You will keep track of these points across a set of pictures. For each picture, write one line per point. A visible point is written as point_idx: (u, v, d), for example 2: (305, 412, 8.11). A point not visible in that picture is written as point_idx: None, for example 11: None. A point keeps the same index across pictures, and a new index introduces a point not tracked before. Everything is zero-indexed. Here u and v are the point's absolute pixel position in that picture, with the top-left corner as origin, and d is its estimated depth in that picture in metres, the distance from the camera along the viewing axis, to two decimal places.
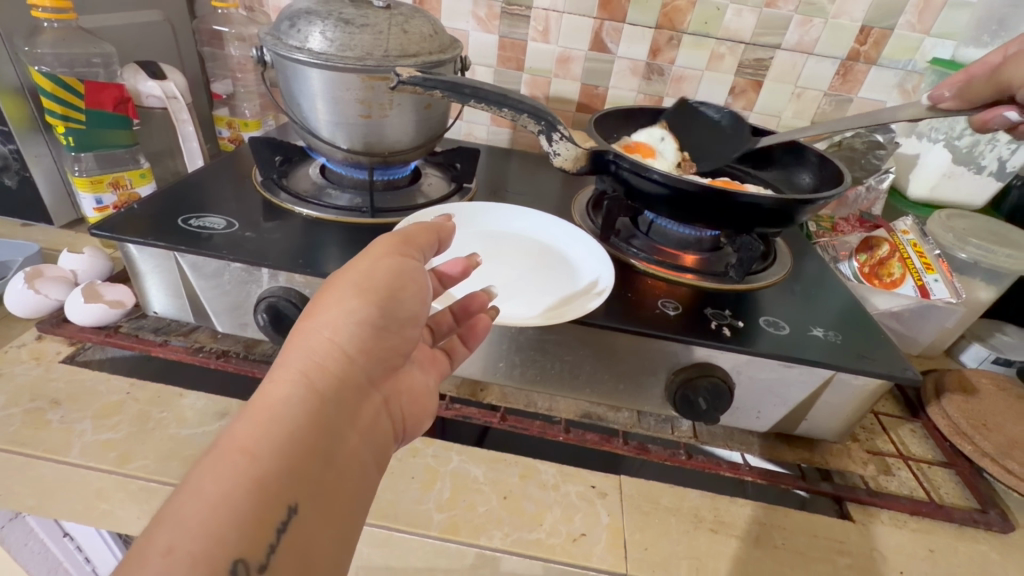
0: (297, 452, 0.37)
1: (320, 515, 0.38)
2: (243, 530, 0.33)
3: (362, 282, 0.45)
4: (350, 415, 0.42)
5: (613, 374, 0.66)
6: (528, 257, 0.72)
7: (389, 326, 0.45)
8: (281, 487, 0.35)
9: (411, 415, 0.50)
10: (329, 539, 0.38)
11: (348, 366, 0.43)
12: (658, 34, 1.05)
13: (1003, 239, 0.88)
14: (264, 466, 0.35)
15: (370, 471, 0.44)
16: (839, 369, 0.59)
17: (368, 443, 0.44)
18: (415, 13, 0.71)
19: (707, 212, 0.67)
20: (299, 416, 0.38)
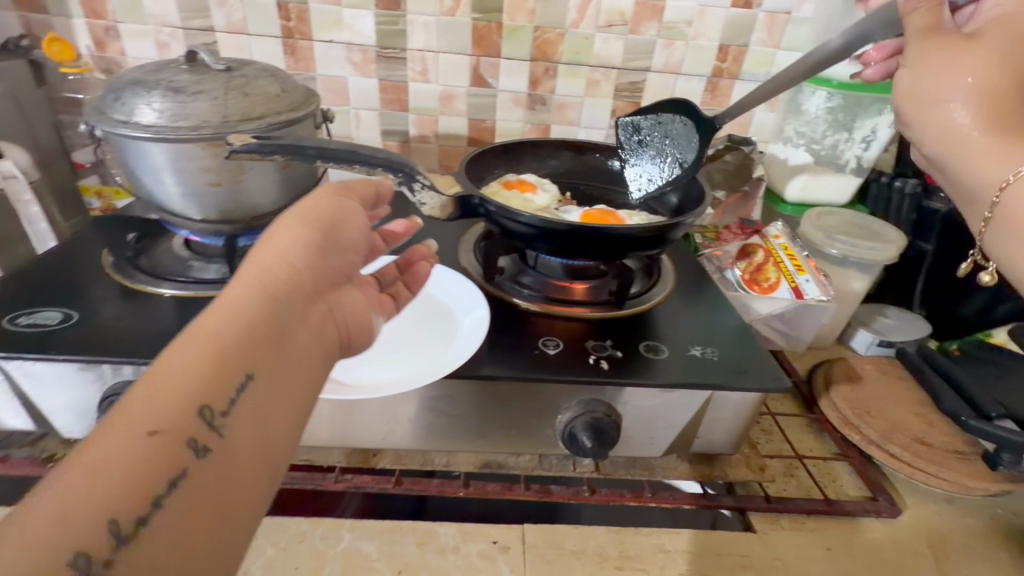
0: (253, 334, 0.42)
1: (277, 389, 0.43)
2: (208, 390, 0.38)
3: (306, 214, 0.50)
4: (302, 316, 0.46)
5: (503, 421, 0.64)
6: (410, 312, 0.70)
7: (333, 248, 0.50)
8: (238, 362, 0.40)
9: (359, 327, 0.53)
10: (289, 411, 0.43)
11: (300, 275, 0.47)
12: (534, 66, 1.07)
13: (867, 232, 0.95)
14: (225, 344, 0.40)
15: (324, 372, 0.48)
16: (715, 387, 0.60)
17: (319, 342, 0.48)
18: (261, 74, 0.68)
19: (580, 247, 0.67)
20: (256, 308, 0.43)
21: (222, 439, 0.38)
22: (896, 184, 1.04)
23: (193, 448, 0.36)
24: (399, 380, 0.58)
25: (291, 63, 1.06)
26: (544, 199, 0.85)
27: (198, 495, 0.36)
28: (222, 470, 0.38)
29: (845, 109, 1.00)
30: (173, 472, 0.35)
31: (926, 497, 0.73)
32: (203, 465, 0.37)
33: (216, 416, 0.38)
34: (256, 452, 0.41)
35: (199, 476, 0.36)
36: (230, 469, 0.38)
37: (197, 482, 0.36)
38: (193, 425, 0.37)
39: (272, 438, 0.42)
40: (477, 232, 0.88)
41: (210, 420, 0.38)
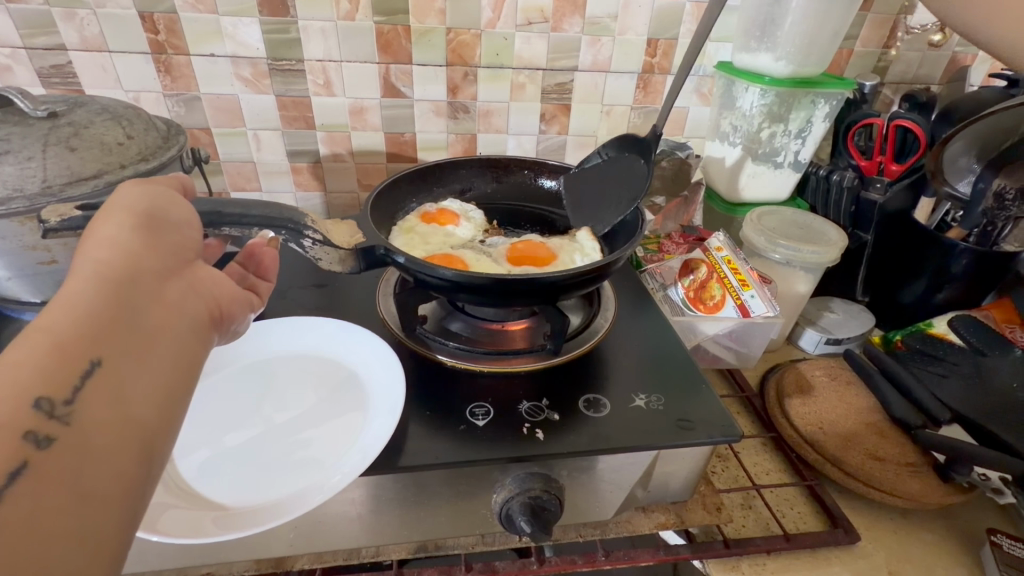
0: (95, 323, 0.34)
1: (140, 366, 0.35)
2: (44, 380, 0.31)
3: (124, 205, 0.41)
4: (154, 287, 0.38)
5: (432, 503, 0.56)
6: (320, 386, 0.61)
7: (165, 227, 0.41)
8: (78, 344, 0.33)
9: (229, 297, 0.44)
10: (162, 391, 0.35)
11: (137, 250, 0.38)
12: (451, 72, 0.97)
13: (807, 233, 0.92)
14: (62, 337, 0.33)
15: (196, 341, 0.40)
16: (660, 449, 0.56)
17: (187, 312, 0.40)
18: (96, 117, 0.57)
19: (506, 298, 0.61)
20: (89, 296, 0.35)
21: (70, 429, 0.30)
22: (834, 177, 1.00)
23: (29, 443, 0.29)
24: (300, 492, 0.49)
25: (168, 83, 0.91)
26: (467, 231, 0.78)
27: (53, 495, 0.28)
28: (80, 464, 0.30)
29: (780, 101, 0.96)
30: (10, 470, 0.28)
31: (882, 513, 0.71)
32: (51, 459, 0.29)
33: (58, 404, 0.31)
34: (131, 441, 0.33)
35: (49, 472, 0.29)
36: (94, 462, 0.31)
37: (49, 479, 0.29)
38: (26, 419, 0.29)
39: (148, 423, 0.34)
40: (397, 276, 0.79)
41: (50, 412, 0.30)
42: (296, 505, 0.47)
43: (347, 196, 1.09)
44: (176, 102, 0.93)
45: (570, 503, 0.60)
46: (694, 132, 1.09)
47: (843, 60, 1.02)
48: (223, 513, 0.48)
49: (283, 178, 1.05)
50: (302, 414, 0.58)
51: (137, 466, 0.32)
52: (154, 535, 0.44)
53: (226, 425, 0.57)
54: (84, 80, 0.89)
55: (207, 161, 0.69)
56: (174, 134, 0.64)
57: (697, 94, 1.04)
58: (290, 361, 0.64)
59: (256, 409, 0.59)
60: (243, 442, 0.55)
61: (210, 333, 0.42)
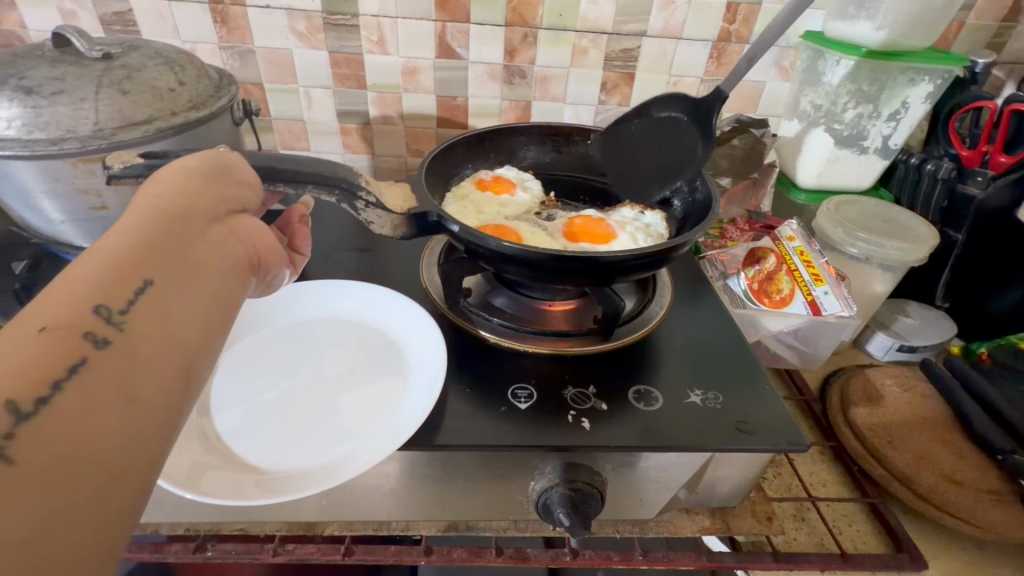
0: (148, 248, 0.35)
1: (185, 293, 0.35)
2: (101, 291, 0.32)
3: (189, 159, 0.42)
4: (203, 223, 0.39)
5: (466, 484, 0.54)
6: (357, 352, 0.60)
7: (222, 177, 0.42)
8: (133, 265, 0.33)
9: (271, 245, 0.44)
10: (204, 320, 0.36)
11: (195, 191, 0.39)
12: (510, 32, 0.91)
13: (891, 227, 0.83)
14: (120, 257, 0.34)
15: (236, 279, 0.40)
16: (717, 452, 0.51)
17: (232, 252, 0.40)
18: (150, 60, 0.55)
19: (561, 277, 0.57)
20: (149, 226, 0.36)
21: (125, 337, 0.31)
22: (927, 167, 0.89)
23: (87, 342, 0.30)
24: (332, 462, 0.48)
25: (224, 34, 0.90)
26: (523, 202, 0.74)
27: (101, 396, 0.29)
28: (127, 374, 0.31)
29: (871, 78, 0.86)
30: (68, 363, 0.28)
31: (955, 541, 0.65)
32: (104, 362, 0.30)
33: (114, 313, 0.31)
34: (175, 360, 0.33)
35: (102, 374, 0.29)
36: (138, 375, 0.31)
37: (101, 378, 0.29)
38: (83, 322, 0.30)
39: (189, 346, 0.34)
40: (441, 244, 0.75)
41: (107, 318, 0.31)
42: (329, 475, 0.46)
43: (394, 160, 1.06)
44: (231, 55, 0.92)
45: (612, 497, 0.56)
46: (768, 109, 0.99)
47: (951, 34, 0.90)
48: (254, 475, 0.46)
49: (332, 138, 1.03)
50: (335, 380, 0.57)
51: (181, 383, 0.33)
52: (192, 494, 0.43)
53: (264, 383, 0.56)
54: (144, 28, 0.89)
55: (257, 114, 0.66)
56: (225, 83, 0.62)
57: (777, 67, 0.94)
58: (329, 324, 0.63)
59: (294, 370, 0.57)
60: (279, 400, 0.54)
61: (250, 278, 0.42)
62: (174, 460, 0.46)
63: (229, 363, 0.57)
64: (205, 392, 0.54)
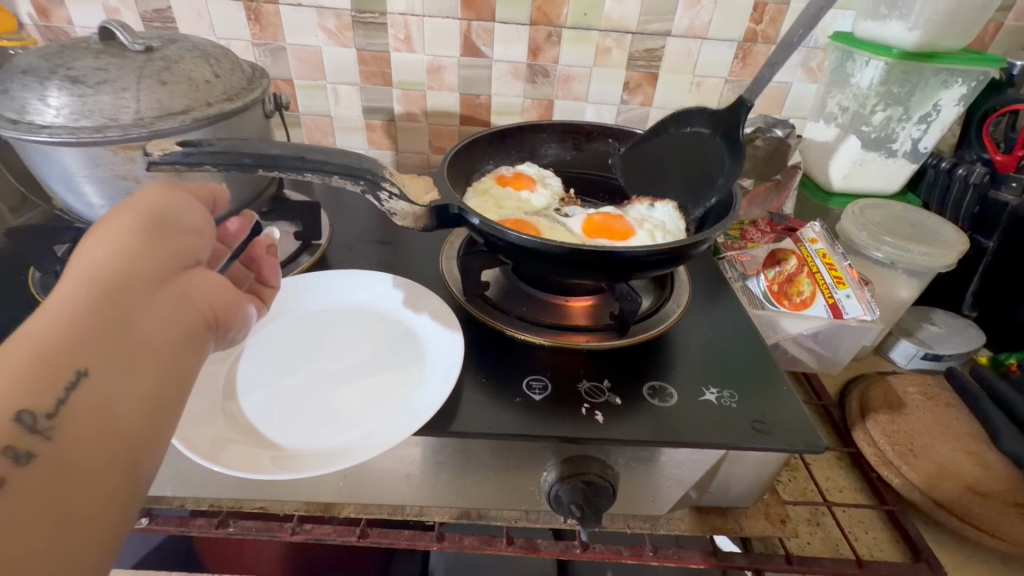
0: (81, 337, 0.33)
1: (124, 381, 0.34)
2: (26, 394, 0.31)
3: (128, 207, 0.40)
4: (147, 291, 0.37)
5: (479, 474, 0.55)
6: (377, 341, 0.61)
7: (169, 229, 0.40)
8: (61, 358, 0.32)
9: (228, 301, 0.43)
10: (146, 406, 0.35)
11: (135, 251, 0.38)
12: (534, 31, 0.92)
13: (919, 231, 0.81)
14: (48, 350, 0.32)
15: (186, 348, 0.39)
16: (731, 450, 0.51)
17: (183, 317, 0.39)
18: (189, 53, 0.57)
19: (578, 271, 0.58)
20: (80, 309, 0.34)
21: (51, 445, 0.31)
22: (959, 171, 0.87)
23: (7, 459, 0.29)
24: (349, 444, 0.49)
25: (257, 32, 0.93)
26: (543, 198, 0.75)
27: (27, 516, 0.28)
28: (57, 486, 0.30)
29: (902, 79, 0.84)
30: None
31: (977, 554, 0.63)
32: (25, 479, 0.29)
33: (40, 419, 0.31)
34: (113, 460, 0.32)
35: (26, 493, 0.29)
36: (69, 484, 0.31)
37: (27, 497, 0.29)
38: (6, 434, 0.29)
39: (130, 440, 0.34)
40: (461, 238, 0.77)
41: (32, 426, 0.30)
42: (346, 456, 0.47)
43: (417, 156, 1.08)
44: (263, 52, 0.95)
45: (623, 491, 0.56)
46: (793, 110, 0.98)
47: (987, 36, 0.88)
48: (275, 452, 0.48)
49: (357, 134, 1.05)
50: (354, 368, 0.58)
51: (122, 482, 0.32)
52: (216, 465, 0.45)
53: (286, 368, 0.58)
54: (181, 24, 0.92)
55: (287, 108, 0.69)
56: (258, 77, 0.64)
57: (804, 68, 0.93)
58: (350, 313, 0.65)
59: (315, 357, 0.59)
60: (299, 386, 0.56)
61: (208, 340, 0.41)
62: (200, 433, 0.48)
63: (254, 346, 0.60)
64: (231, 373, 0.56)
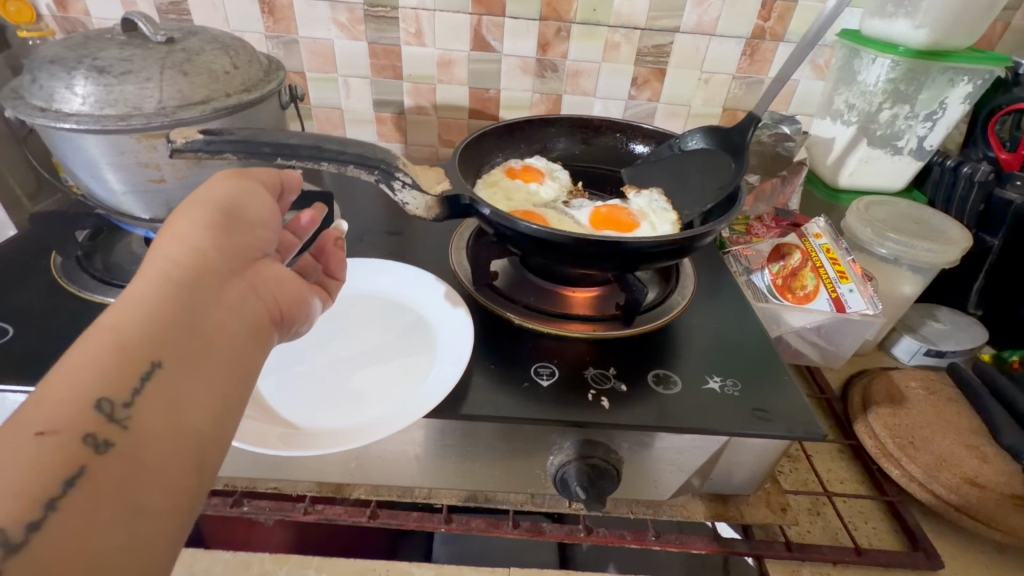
0: (160, 327, 0.36)
1: (196, 370, 0.36)
2: (108, 381, 0.33)
3: (197, 203, 0.43)
4: (216, 285, 0.40)
5: (486, 458, 0.57)
6: (388, 327, 0.63)
7: (234, 228, 0.44)
8: (142, 346, 0.35)
9: (286, 296, 0.47)
10: (215, 396, 0.37)
11: (206, 248, 0.41)
12: (544, 27, 0.93)
13: (923, 228, 0.82)
14: (130, 338, 0.35)
15: (250, 342, 0.41)
16: (733, 436, 0.52)
17: (246, 311, 0.42)
18: (208, 45, 0.59)
19: (584, 261, 0.59)
20: (159, 300, 0.37)
21: (127, 435, 0.32)
22: (964, 169, 0.87)
23: (88, 446, 0.30)
24: (361, 425, 0.51)
25: (271, 25, 0.94)
26: (551, 191, 0.76)
27: (105, 501, 0.30)
28: (133, 472, 0.31)
29: (908, 78, 0.85)
30: (68, 473, 0.29)
31: (974, 545, 0.64)
32: (106, 465, 0.30)
33: (117, 408, 0.32)
34: (185, 449, 0.34)
35: (105, 480, 0.30)
36: (144, 472, 0.32)
37: (107, 482, 0.30)
38: (87, 420, 0.31)
39: (199, 430, 0.35)
40: (469, 229, 0.78)
41: (110, 414, 0.32)
42: (359, 435, 0.49)
43: (426, 149, 1.09)
44: (275, 45, 0.96)
45: (628, 476, 0.58)
46: (801, 106, 0.99)
47: (995, 35, 0.88)
48: (289, 431, 0.50)
49: (367, 127, 1.07)
50: (366, 352, 0.60)
51: (191, 472, 0.34)
52: (233, 441, 0.47)
53: (299, 354, 0.59)
54: (196, 16, 0.94)
55: (302, 99, 0.70)
56: (274, 69, 0.66)
57: (811, 65, 0.94)
58: (361, 301, 0.66)
59: (327, 343, 0.61)
60: (313, 369, 0.58)
61: (268, 333, 0.44)
62: None
63: None
64: None
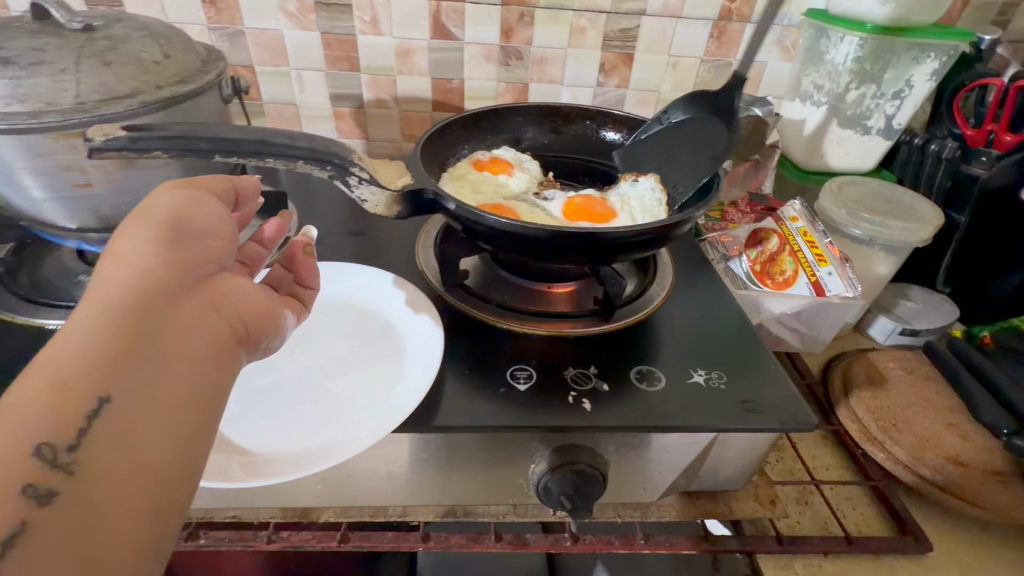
0: (103, 360, 0.32)
1: (149, 404, 0.33)
2: (48, 426, 0.30)
3: (143, 214, 0.38)
4: (169, 305, 0.36)
5: (464, 470, 0.53)
6: (352, 336, 0.58)
7: (185, 238, 0.39)
8: (84, 382, 0.31)
9: (254, 308, 0.41)
10: (173, 431, 0.33)
11: (152, 266, 0.36)
12: (506, 12, 0.89)
13: (895, 207, 0.81)
14: (70, 375, 0.31)
15: (215, 364, 0.37)
16: (721, 431, 0.50)
17: (207, 330, 0.37)
18: (134, 32, 0.53)
19: (559, 255, 0.56)
20: (102, 329, 0.33)
21: (73, 481, 0.29)
22: (931, 146, 0.88)
23: (29, 499, 0.28)
24: (324, 445, 0.46)
25: (213, 14, 0.88)
26: (521, 182, 0.72)
27: (52, 560, 0.27)
28: (85, 524, 0.29)
29: (874, 57, 0.85)
30: (8, 533, 0.27)
31: (960, 523, 0.64)
32: (49, 521, 0.28)
33: (60, 453, 0.30)
34: (142, 492, 0.31)
35: (48, 537, 0.28)
36: (94, 525, 0.29)
37: (53, 537, 0.28)
38: (25, 473, 0.28)
39: (157, 470, 0.32)
40: (437, 227, 0.74)
41: (52, 461, 0.29)
42: (320, 458, 0.44)
43: (389, 145, 1.04)
44: (219, 36, 0.90)
45: (613, 479, 0.55)
46: (768, 90, 0.97)
47: (955, 12, 0.88)
48: (245, 456, 0.45)
49: (325, 123, 1.01)
50: (328, 364, 0.55)
51: (151, 518, 0.31)
52: None
53: (253, 369, 0.54)
54: (128, 7, 0.86)
55: (247, 92, 0.65)
56: (213, 59, 0.60)
57: (779, 47, 0.91)
58: (321, 308, 0.61)
59: (284, 355, 0.56)
60: (268, 386, 0.53)
61: (239, 351, 0.39)
62: None
63: None
64: None
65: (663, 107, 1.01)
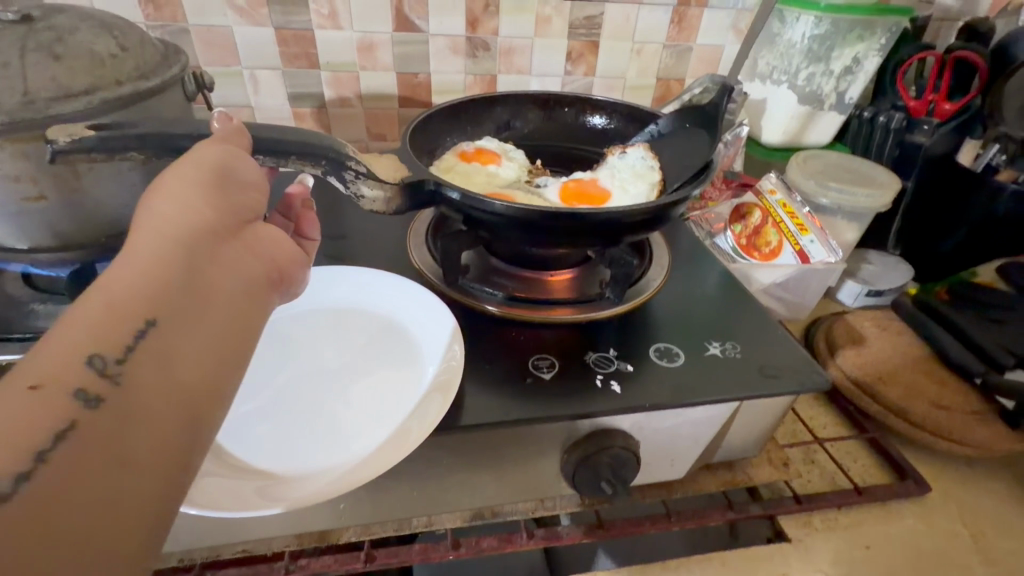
0: (150, 283, 0.31)
1: (195, 329, 0.31)
2: (99, 338, 0.28)
3: (186, 158, 0.37)
4: (212, 243, 0.34)
5: (494, 469, 0.51)
6: (357, 341, 0.54)
7: (230, 185, 0.37)
8: (134, 303, 0.30)
9: (289, 258, 0.40)
10: (215, 362, 0.31)
11: (200, 205, 0.34)
12: (471, 2, 0.87)
13: (858, 176, 0.86)
14: (120, 292, 0.30)
15: (252, 304, 0.35)
16: (747, 399, 0.51)
17: (245, 271, 0.36)
18: (81, 23, 0.47)
19: (568, 239, 0.55)
20: (150, 253, 0.31)
21: (121, 393, 0.27)
22: (880, 119, 0.94)
23: (78, 403, 0.26)
24: (352, 460, 0.43)
25: (152, 11, 0.80)
26: (512, 171, 0.71)
27: (90, 466, 0.25)
28: (123, 435, 0.27)
29: (826, 35, 0.89)
30: (57, 429, 0.25)
31: (948, 463, 0.69)
32: (98, 428, 0.26)
33: (110, 363, 0.28)
34: (182, 415, 0.29)
35: (91, 442, 0.26)
36: (134, 437, 0.27)
37: (95, 443, 0.26)
38: (75, 378, 0.27)
39: (199, 394, 0.30)
40: (427, 223, 0.72)
41: (102, 371, 0.27)
42: (352, 474, 0.41)
43: (355, 145, 1.00)
44: (161, 35, 0.82)
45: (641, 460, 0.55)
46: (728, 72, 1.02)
47: None
48: (265, 482, 0.41)
49: (284, 125, 0.95)
50: (336, 371, 0.52)
51: (189, 439, 0.29)
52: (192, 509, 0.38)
53: (252, 387, 0.49)
54: None
55: (212, 89, 0.59)
56: (172, 53, 0.55)
57: (734, 31, 0.97)
58: (317, 316, 0.57)
59: (286, 368, 0.51)
60: (273, 404, 0.48)
61: (271, 296, 0.38)
62: None
63: None
64: None
65: (630, 93, 1.02)
